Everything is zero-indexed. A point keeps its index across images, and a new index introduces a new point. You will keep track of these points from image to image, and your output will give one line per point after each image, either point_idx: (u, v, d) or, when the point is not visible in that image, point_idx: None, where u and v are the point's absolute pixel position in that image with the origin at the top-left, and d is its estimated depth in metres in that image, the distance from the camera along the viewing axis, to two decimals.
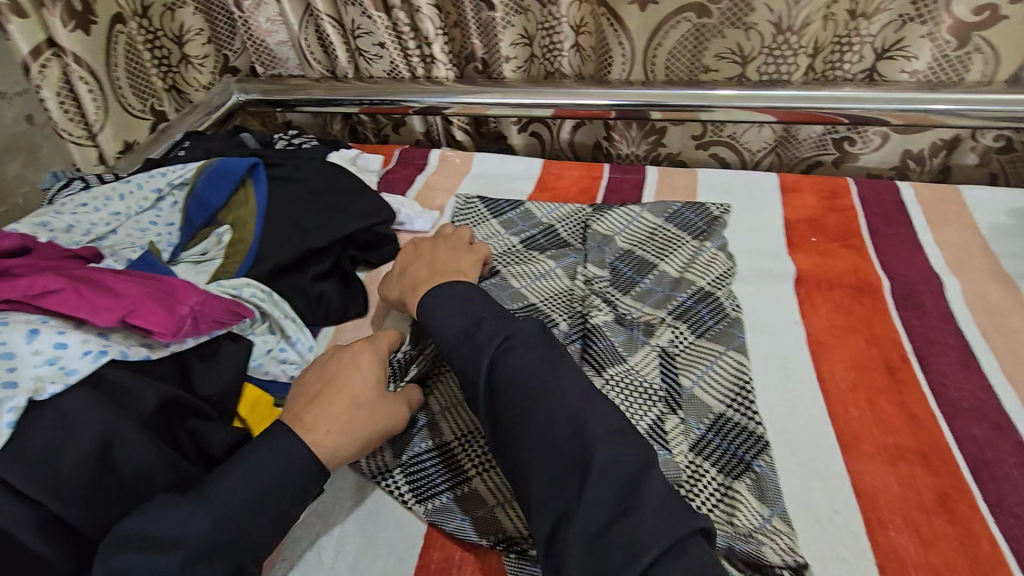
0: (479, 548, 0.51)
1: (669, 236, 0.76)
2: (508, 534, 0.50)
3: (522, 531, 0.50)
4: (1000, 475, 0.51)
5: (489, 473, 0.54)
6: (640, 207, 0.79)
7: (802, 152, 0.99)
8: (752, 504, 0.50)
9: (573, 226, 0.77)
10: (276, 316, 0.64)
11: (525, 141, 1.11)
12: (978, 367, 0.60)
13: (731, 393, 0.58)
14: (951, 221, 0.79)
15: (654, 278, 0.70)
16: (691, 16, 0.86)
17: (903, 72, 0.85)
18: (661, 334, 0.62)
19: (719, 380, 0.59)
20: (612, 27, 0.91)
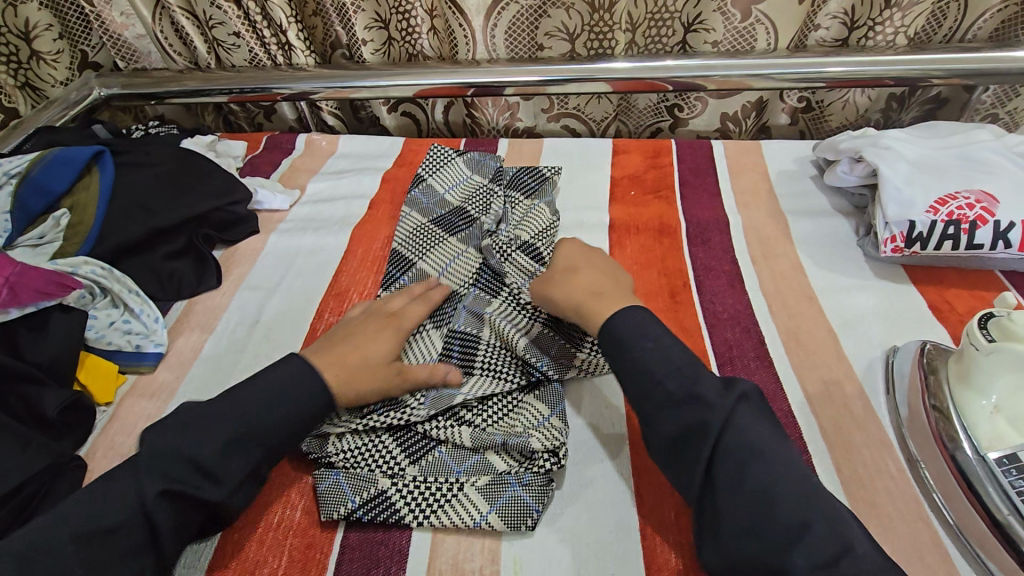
0: (298, 467, 0.56)
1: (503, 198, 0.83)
2: (324, 452, 0.56)
3: (337, 450, 0.56)
4: (739, 366, 0.62)
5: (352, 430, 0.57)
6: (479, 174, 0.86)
7: (642, 120, 1.10)
8: (535, 410, 0.58)
9: (422, 196, 0.84)
10: (116, 289, 0.68)
11: (398, 122, 1.16)
12: (742, 286, 0.71)
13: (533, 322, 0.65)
14: (748, 171, 0.91)
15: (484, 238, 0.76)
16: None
17: (707, 43, 0.97)
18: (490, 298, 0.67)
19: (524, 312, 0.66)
20: (452, 10, 0.97)
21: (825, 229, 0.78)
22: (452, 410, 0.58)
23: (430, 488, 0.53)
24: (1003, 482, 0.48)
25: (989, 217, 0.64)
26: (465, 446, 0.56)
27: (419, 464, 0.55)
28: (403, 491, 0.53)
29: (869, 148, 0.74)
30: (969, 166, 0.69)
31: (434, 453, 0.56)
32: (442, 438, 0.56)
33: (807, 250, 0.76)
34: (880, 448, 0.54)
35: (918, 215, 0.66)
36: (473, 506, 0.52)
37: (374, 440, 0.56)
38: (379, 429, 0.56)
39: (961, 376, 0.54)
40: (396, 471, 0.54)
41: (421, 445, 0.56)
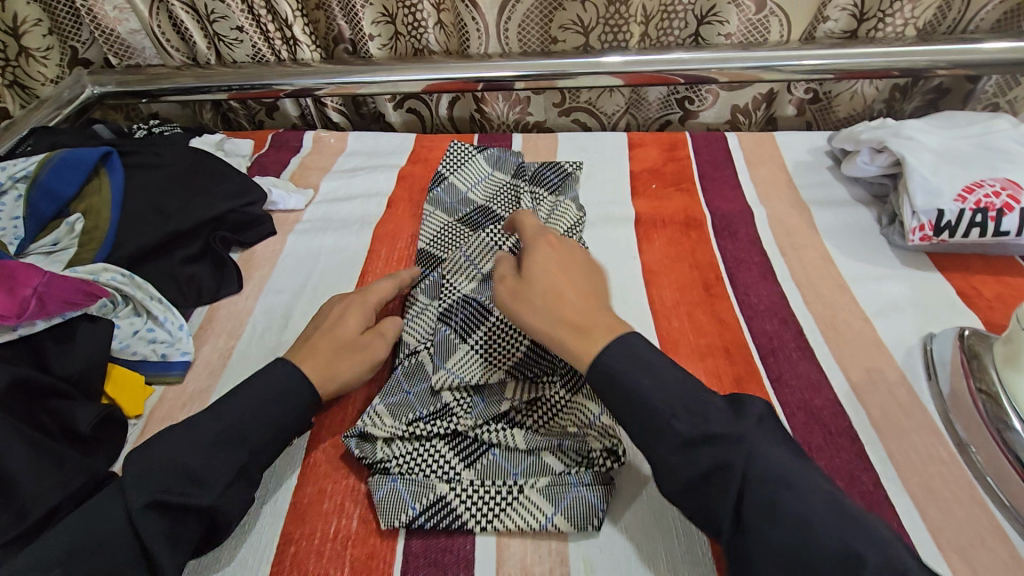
0: (351, 477, 0.55)
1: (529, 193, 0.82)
2: (377, 459, 0.55)
3: (391, 456, 0.55)
4: (782, 357, 0.63)
5: (404, 439, 0.56)
6: (500, 170, 0.85)
7: (653, 113, 1.09)
8: None
9: (448, 194, 0.83)
10: (138, 297, 0.65)
11: (404, 117, 1.14)
12: (774, 277, 0.72)
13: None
14: (765, 162, 0.91)
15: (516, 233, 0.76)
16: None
17: (720, 36, 0.98)
18: None
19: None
20: (465, 5, 0.95)
21: (847, 218, 0.79)
22: (502, 413, 0.58)
23: (488, 494, 0.52)
24: None
25: (1016, 204, 0.66)
26: (519, 448, 0.55)
27: (474, 468, 0.54)
28: (461, 495, 0.52)
29: (892, 138, 0.75)
30: (992, 155, 0.70)
31: (488, 455, 0.55)
32: (494, 441, 0.56)
33: (833, 240, 0.76)
34: (930, 435, 0.55)
35: (946, 203, 0.67)
36: (535, 509, 0.51)
37: (427, 445, 0.56)
38: (432, 434, 0.56)
39: (1009, 356, 0.55)
40: (451, 475, 0.54)
41: (476, 447, 0.56)
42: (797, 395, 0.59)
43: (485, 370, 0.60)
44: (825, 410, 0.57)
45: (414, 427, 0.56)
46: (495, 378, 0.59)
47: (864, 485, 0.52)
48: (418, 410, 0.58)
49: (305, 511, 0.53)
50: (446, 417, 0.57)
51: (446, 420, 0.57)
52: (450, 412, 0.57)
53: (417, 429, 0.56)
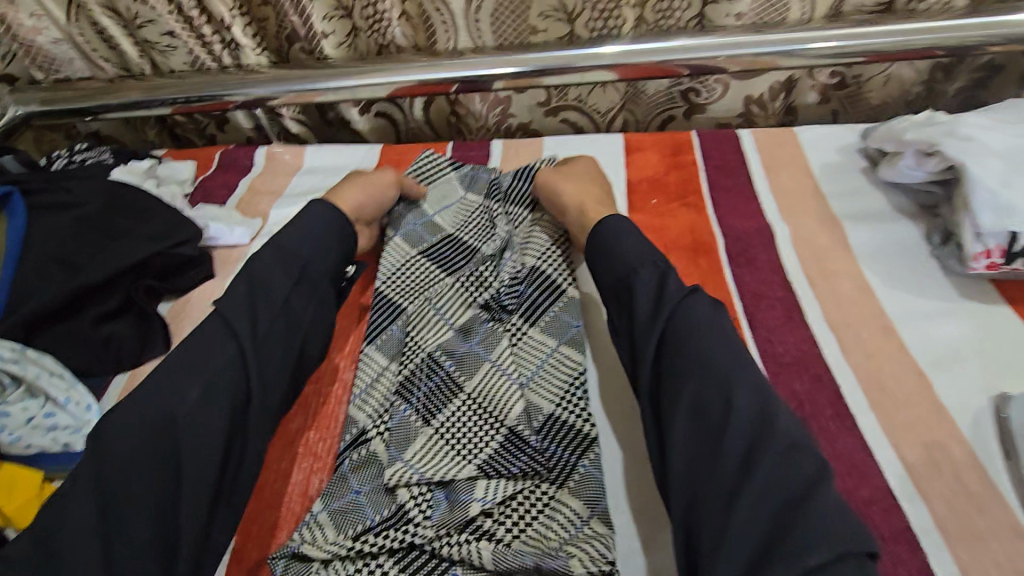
0: None
1: (503, 214, 0.69)
2: None
3: None
4: (816, 430, 0.50)
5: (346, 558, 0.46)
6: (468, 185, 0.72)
7: (653, 107, 0.95)
8: (568, 513, 0.47)
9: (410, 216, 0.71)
10: (30, 376, 0.54)
11: (372, 123, 1.01)
12: (801, 318, 0.59)
13: (562, 385, 0.54)
14: (786, 166, 0.78)
15: (485, 266, 0.63)
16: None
17: (730, 16, 0.82)
18: (498, 346, 0.57)
19: (553, 370, 0.55)
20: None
21: (888, 235, 0.66)
22: (470, 519, 0.48)
23: None
24: None
25: None
26: (487, 568, 0.45)
27: None
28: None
29: (946, 139, 0.61)
30: None
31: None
32: (456, 558, 0.45)
33: (872, 266, 0.63)
34: (1010, 539, 0.43)
35: (1021, 224, 0.53)
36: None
37: (373, 563, 0.46)
38: (378, 549, 0.46)
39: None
40: None
41: (433, 561, 0.46)
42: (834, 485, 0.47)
43: (447, 462, 0.51)
44: (872, 505, 0.46)
45: (360, 542, 0.47)
46: (459, 473, 0.50)
47: None
48: (368, 515, 0.49)
49: None
50: (401, 525, 0.48)
51: (399, 531, 0.47)
52: (405, 519, 0.48)
53: (360, 546, 0.46)
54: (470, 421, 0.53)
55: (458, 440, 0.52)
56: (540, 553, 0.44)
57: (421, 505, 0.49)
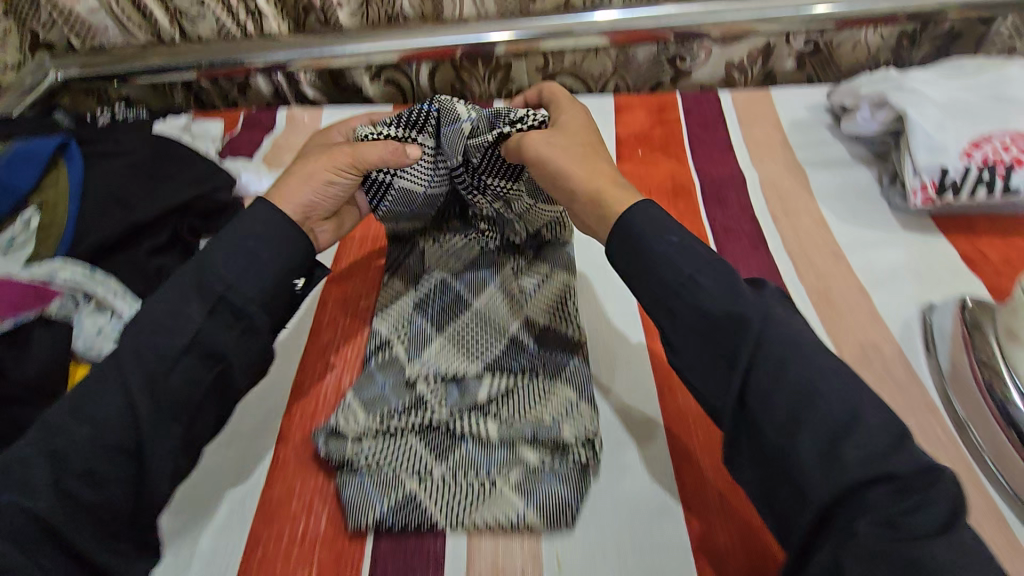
0: (320, 478, 0.53)
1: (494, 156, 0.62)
2: (346, 456, 0.53)
3: (360, 453, 0.52)
4: None
5: (376, 434, 0.54)
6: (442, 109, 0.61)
7: (642, 73, 1.03)
8: (562, 397, 0.55)
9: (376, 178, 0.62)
10: (100, 293, 0.63)
11: (381, 90, 1.08)
12: (765, 248, 0.68)
13: (553, 302, 0.63)
14: (759, 122, 0.86)
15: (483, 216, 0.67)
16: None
17: None
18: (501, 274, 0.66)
19: (547, 290, 0.64)
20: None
21: (845, 179, 0.75)
22: (479, 404, 0.55)
23: (462, 487, 0.51)
24: None
25: None
26: (494, 441, 0.53)
27: (446, 462, 0.52)
28: (432, 492, 0.50)
29: (895, 91, 0.69)
30: (1003, 105, 0.64)
31: (464, 448, 0.53)
32: (468, 433, 0.53)
33: (828, 204, 0.72)
34: (928, 412, 0.52)
35: (950, 160, 0.62)
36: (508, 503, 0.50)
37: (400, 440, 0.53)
38: (405, 428, 0.54)
39: (1014, 328, 0.50)
40: (422, 470, 0.51)
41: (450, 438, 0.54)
42: None
43: (459, 360, 0.58)
44: None
45: (387, 422, 0.54)
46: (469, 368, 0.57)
47: None
48: (394, 401, 0.55)
49: (274, 509, 0.52)
50: (421, 410, 0.55)
51: (421, 412, 0.54)
52: (426, 403, 0.55)
53: (387, 425, 0.54)
54: (478, 330, 0.60)
55: (468, 343, 0.59)
56: (539, 426, 0.53)
57: (438, 394, 0.56)
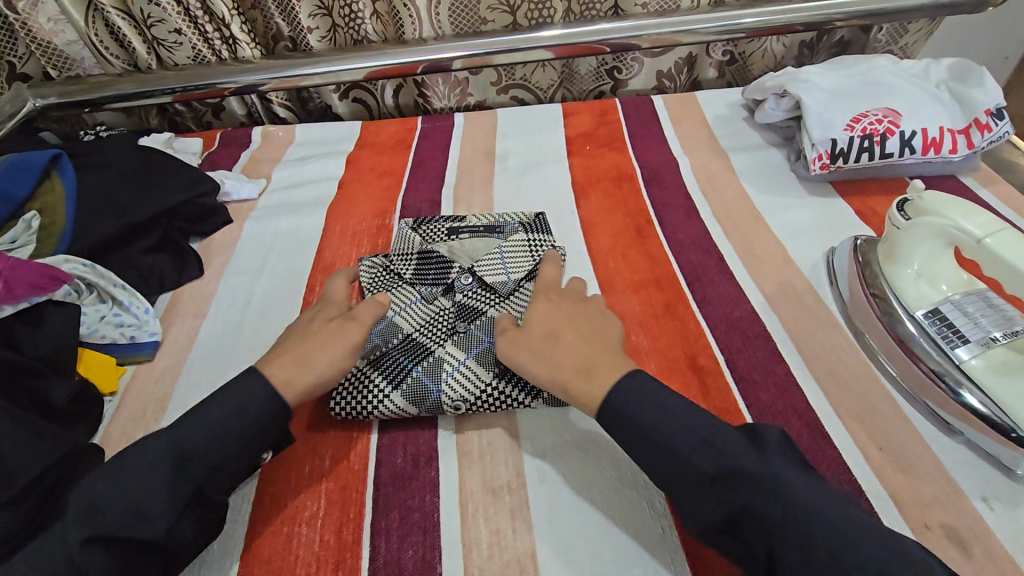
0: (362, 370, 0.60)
1: (486, 238, 0.73)
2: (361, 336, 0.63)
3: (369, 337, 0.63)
4: (706, 281, 0.69)
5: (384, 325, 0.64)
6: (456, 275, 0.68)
7: (587, 83, 1.16)
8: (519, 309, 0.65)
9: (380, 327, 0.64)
10: (104, 284, 0.68)
11: (349, 108, 1.17)
12: (697, 216, 0.79)
13: (526, 240, 0.72)
14: (688, 119, 0.99)
15: (482, 244, 0.72)
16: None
17: (636, 6, 1.04)
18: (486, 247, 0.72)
19: (531, 249, 0.71)
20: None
21: (761, 158, 0.88)
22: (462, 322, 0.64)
23: (440, 364, 0.59)
24: (934, 335, 0.56)
25: (896, 129, 0.74)
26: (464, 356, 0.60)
27: (422, 364, 0.60)
28: (418, 365, 0.60)
29: (791, 83, 0.83)
30: (875, 90, 0.79)
31: (413, 374, 0.59)
32: (441, 350, 0.61)
33: (749, 180, 0.84)
34: (835, 331, 0.62)
35: (838, 133, 0.75)
36: (452, 390, 0.58)
37: (402, 308, 0.65)
38: (402, 333, 0.63)
39: (887, 252, 0.61)
40: (409, 366, 0.60)
41: (439, 334, 0.62)
42: (717, 309, 0.66)
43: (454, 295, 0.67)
44: (743, 319, 0.64)
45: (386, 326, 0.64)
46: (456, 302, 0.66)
47: (779, 374, 0.58)
48: (408, 324, 0.64)
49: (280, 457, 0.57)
50: (411, 336, 0.63)
51: (417, 333, 0.63)
52: (424, 309, 0.65)
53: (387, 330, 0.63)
54: (466, 264, 0.69)
55: (467, 251, 0.71)
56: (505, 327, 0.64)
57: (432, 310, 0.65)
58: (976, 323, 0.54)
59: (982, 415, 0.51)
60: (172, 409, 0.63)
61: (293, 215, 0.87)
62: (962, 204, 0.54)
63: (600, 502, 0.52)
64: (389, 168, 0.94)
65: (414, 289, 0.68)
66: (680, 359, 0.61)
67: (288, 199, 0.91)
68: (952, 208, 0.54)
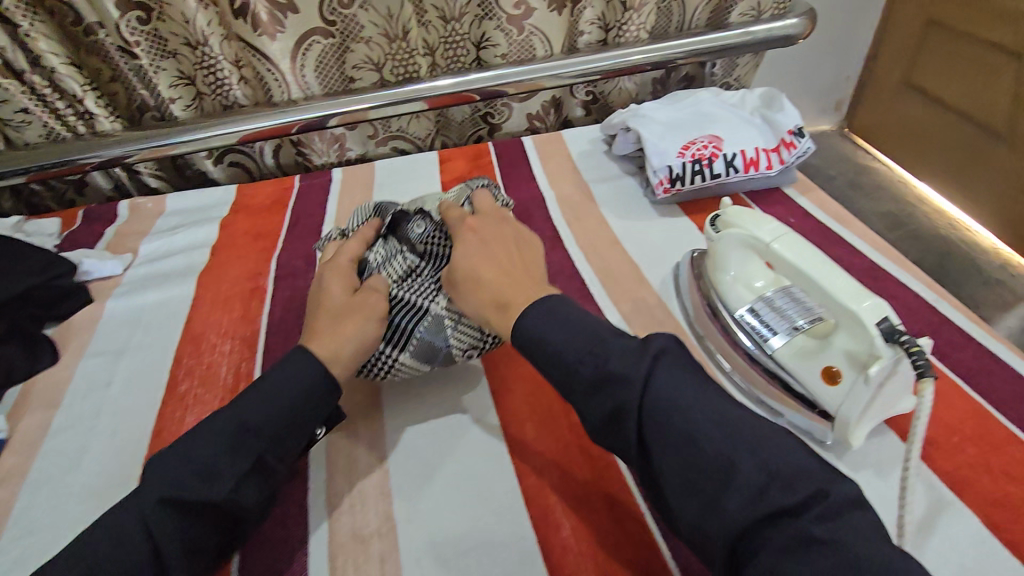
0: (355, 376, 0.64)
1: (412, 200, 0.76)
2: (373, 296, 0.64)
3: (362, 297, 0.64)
4: (570, 305, 0.74)
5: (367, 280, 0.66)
6: (405, 233, 0.70)
7: (465, 129, 1.22)
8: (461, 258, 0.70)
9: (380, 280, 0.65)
10: None
11: (227, 172, 1.16)
12: (562, 244, 0.84)
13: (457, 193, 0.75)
14: (556, 156, 1.06)
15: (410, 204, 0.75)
16: (320, 23, 0.95)
17: (497, 57, 1.09)
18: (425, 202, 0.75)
19: (463, 197, 0.74)
20: (259, 37, 0.95)
21: (618, 185, 0.96)
22: (435, 264, 0.68)
23: (427, 322, 0.63)
24: (750, 330, 0.62)
25: (719, 152, 0.84)
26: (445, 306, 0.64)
27: (425, 322, 0.63)
28: (416, 326, 0.63)
29: (632, 119, 0.92)
30: (701, 119, 0.88)
31: (416, 335, 0.63)
32: (427, 305, 0.64)
33: (608, 208, 0.91)
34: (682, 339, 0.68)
35: (672, 160, 0.84)
36: (458, 341, 0.63)
37: (380, 263, 0.67)
38: (389, 287, 0.64)
39: (709, 262, 0.68)
40: (407, 329, 0.63)
41: (417, 290, 0.65)
42: None
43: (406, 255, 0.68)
44: (601, 339, 0.70)
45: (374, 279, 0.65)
46: (414, 255, 0.68)
47: None
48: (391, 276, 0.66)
49: None
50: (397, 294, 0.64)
51: (390, 292, 0.64)
52: (399, 272, 0.67)
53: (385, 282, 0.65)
54: (420, 211, 0.71)
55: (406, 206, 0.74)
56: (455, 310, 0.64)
57: (389, 266, 0.66)
58: (782, 316, 0.60)
59: (797, 396, 0.58)
60: (18, 510, 0.58)
61: (162, 287, 0.84)
62: (754, 216, 0.61)
63: (470, 534, 0.53)
64: (264, 229, 0.94)
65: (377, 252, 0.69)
66: (544, 385, 0.66)
67: (156, 270, 0.88)
68: (746, 219, 0.61)
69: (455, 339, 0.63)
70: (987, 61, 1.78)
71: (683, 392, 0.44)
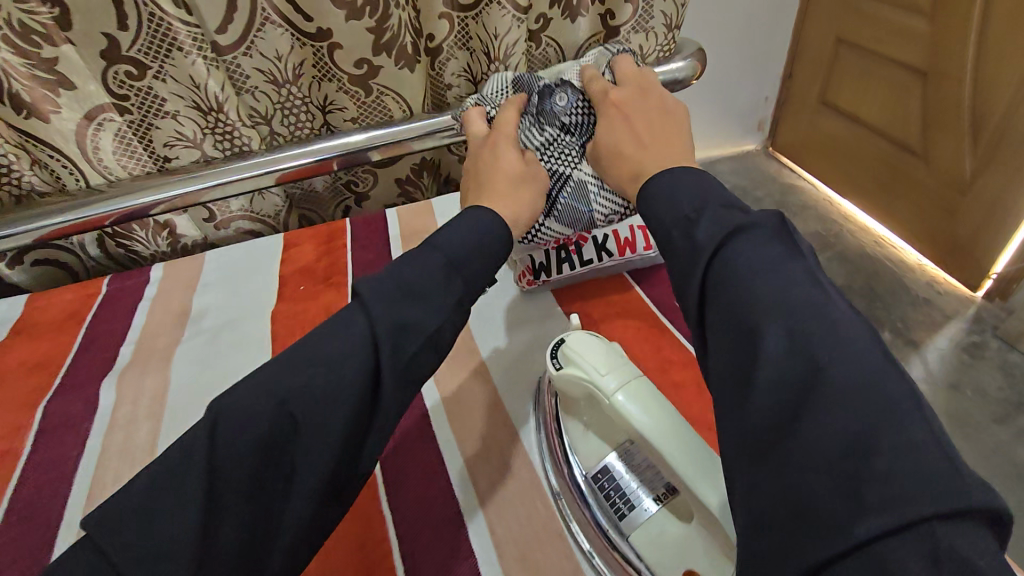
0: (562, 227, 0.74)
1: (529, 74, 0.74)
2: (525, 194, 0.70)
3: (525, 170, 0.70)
4: (402, 454, 0.62)
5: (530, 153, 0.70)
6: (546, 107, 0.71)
7: (326, 202, 1.06)
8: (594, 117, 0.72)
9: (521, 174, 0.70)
10: None
11: (31, 273, 0.96)
12: None
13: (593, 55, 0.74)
14: (420, 232, 0.91)
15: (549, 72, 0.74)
16: (108, 99, 0.78)
17: (347, 121, 0.95)
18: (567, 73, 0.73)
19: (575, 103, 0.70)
20: (29, 120, 0.76)
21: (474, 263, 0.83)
22: (574, 125, 0.71)
23: (589, 189, 0.71)
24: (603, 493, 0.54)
25: (586, 235, 0.77)
26: (585, 182, 0.71)
27: (571, 191, 0.71)
28: (570, 187, 0.71)
29: None
30: None
31: (562, 201, 0.71)
32: (579, 172, 0.71)
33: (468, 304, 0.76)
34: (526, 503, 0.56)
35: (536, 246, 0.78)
36: (600, 209, 0.72)
37: (528, 131, 0.71)
38: (549, 163, 0.70)
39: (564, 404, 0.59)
40: (564, 192, 0.71)
41: (564, 161, 0.71)
42: (409, 495, 0.59)
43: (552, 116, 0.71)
44: (435, 503, 0.58)
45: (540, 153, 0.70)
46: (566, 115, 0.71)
47: None
48: (540, 149, 0.71)
49: None
50: (562, 170, 0.71)
51: (559, 162, 0.71)
52: (556, 138, 0.71)
53: (545, 153, 0.71)
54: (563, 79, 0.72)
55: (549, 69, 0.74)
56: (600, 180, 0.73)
57: (539, 133, 0.71)
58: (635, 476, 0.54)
59: None
60: None
61: None
62: (597, 349, 0.55)
63: None
64: (44, 361, 0.75)
65: (547, 129, 0.71)
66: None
67: None
68: (590, 360, 0.53)
69: (602, 205, 0.72)
70: (896, 80, 1.74)
71: (756, 268, 0.43)
